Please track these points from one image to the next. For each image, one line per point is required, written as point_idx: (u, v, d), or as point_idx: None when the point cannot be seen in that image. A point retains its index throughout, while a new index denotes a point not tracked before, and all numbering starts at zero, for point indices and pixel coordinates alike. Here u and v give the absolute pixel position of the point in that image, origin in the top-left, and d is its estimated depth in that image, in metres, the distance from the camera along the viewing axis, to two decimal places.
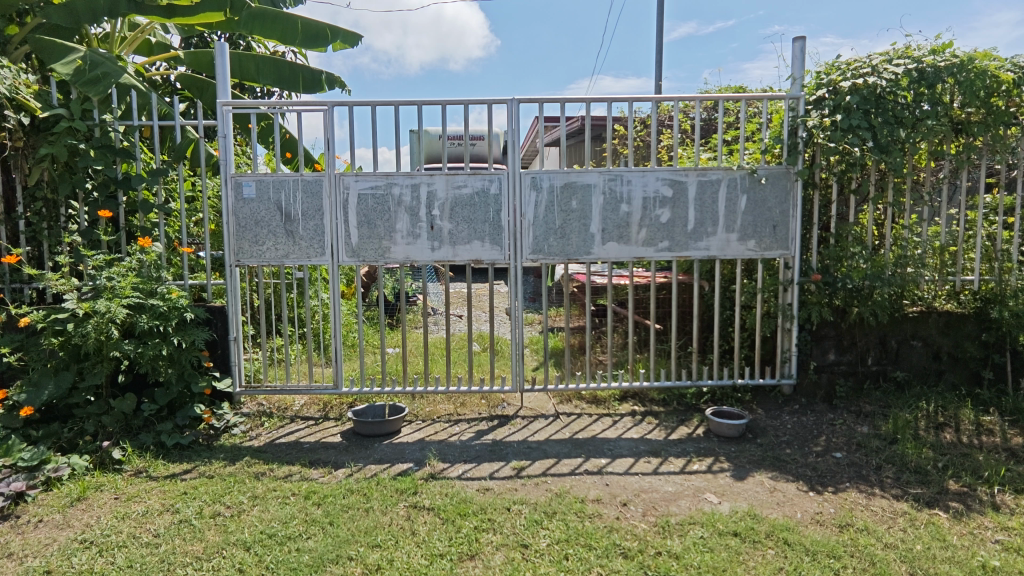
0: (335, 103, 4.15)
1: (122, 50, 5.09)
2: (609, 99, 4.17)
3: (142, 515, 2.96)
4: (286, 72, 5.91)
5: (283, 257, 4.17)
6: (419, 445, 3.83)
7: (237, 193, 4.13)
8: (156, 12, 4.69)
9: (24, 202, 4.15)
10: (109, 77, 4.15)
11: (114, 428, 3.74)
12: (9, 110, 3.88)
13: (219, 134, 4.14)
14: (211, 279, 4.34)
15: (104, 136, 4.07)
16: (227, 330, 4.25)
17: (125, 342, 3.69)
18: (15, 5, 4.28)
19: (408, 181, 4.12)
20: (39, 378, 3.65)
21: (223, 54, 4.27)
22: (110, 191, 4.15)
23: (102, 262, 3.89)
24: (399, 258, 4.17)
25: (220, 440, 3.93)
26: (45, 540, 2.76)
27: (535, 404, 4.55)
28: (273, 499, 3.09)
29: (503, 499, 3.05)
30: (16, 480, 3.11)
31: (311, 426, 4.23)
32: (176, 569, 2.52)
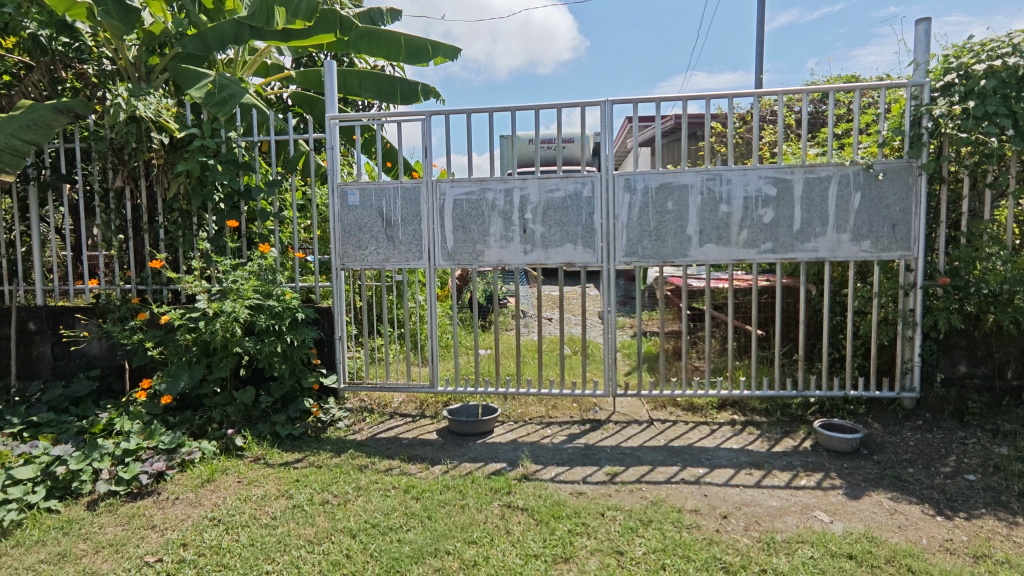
0: (433, 112, 4.32)
1: (244, 73, 5.58)
2: (706, 97, 4.03)
3: (261, 498, 3.22)
4: (386, 85, 6.20)
5: (384, 261, 4.39)
6: (512, 446, 3.88)
7: (343, 201, 4.40)
8: (274, 36, 5.18)
9: (164, 213, 4.67)
10: (235, 98, 4.53)
11: (236, 417, 4.09)
12: (153, 131, 4.38)
13: (327, 147, 4.43)
14: (319, 282, 4.65)
15: (229, 152, 4.49)
16: (333, 329, 4.53)
17: (246, 339, 4.04)
18: (157, 38, 4.79)
19: (502, 186, 4.20)
20: (176, 370, 4.06)
21: (330, 72, 4.57)
22: (234, 202, 4.57)
23: (229, 266, 4.29)
24: (493, 261, 4.25)
25: (327, 433, 4.20)
26: (182, 516, 3.08)
27: (628, 409, 4.47)
28: (375, 491, 3.26)
29: (597, 504, 3.03)
30: (157, 460, 3.48)
31: (408, 423, 4.42)
32: (291, 550, 2.72)
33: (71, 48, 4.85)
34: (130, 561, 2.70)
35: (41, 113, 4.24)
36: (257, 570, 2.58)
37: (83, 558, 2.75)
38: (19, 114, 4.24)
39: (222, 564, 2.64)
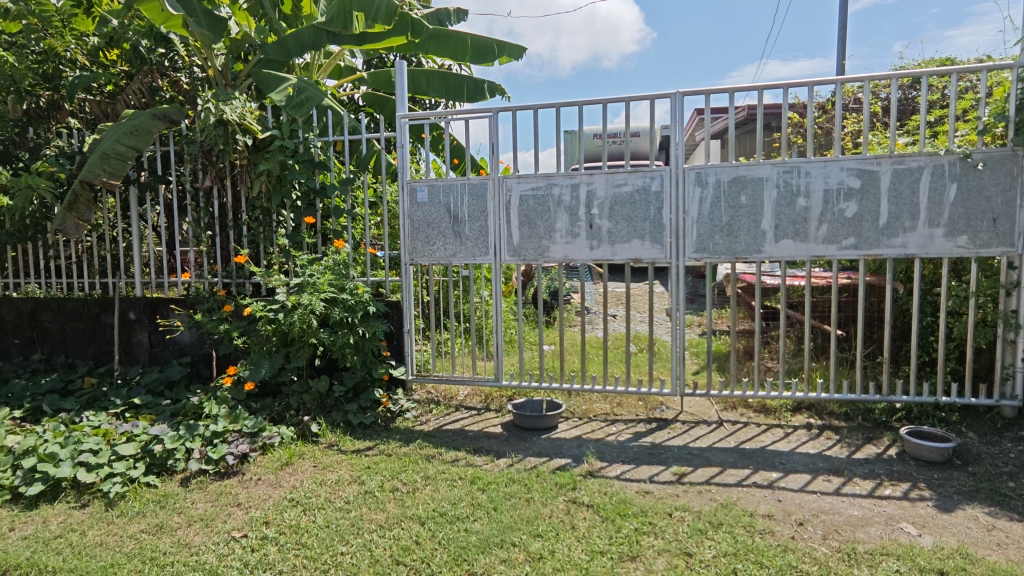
0: (500, 109, 4.35)
1: (319, 76, 5.83)
2: (784, 86, 3.86)
3: (336, 482, 3.37)
4: (453, 84, 6.31)
5: (451, 256, 4.48)
6: (577, 442, 3.87)
7: (413, 198, 4.52)
8: (350, 41, 5.42)
9: (247, 211, 4.95)
10: (311, 100, 4.81)
11: (312, 405, 4.29)
12: (239, 133, 4.62)
13: (397, 145, 4.56)
14: (389, 277, 4.81)
15: (306, 151, 4.72)
16: (402, 323, 4.67)
17: (321, 331, 4.22)
18: (241, 46, 5.08)
19: (568, 181, 4.19)
20: (257, 358, 4.30)
21: (401, 72, 4.70)
22: (310, 200, 4.79)
23: (307, 261, 4.51)
24: (558, 257, 4.24)
25: (396, 423, 4.34)
26: (264, 496, 3.27)
27: (696, 409, 4.37)
28: (443, 480, 3.34)
29: (664, 503, 2.98)
30: (242, 442, 3.71)
31: (473, 416, 4.49)
32: (363, 533, 2.83)
33: (167, 58, 5.17)
34: (219, 535, 2.90)
35: (142, 119, 4.60)
36: (333, 550, 2.71)
37: (177, 530, 2.97)
38: (124, 121, 4.62)
39: (301, 542, 2.78)
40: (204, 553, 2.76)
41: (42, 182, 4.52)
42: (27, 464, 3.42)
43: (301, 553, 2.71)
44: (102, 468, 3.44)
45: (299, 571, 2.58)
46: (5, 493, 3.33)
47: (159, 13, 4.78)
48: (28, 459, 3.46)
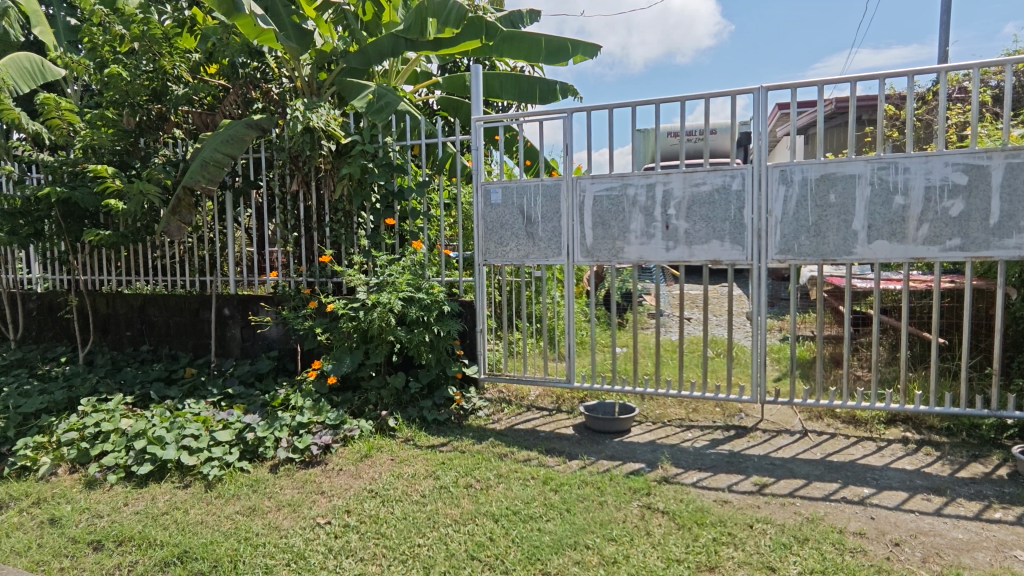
0: (574, 110, 4.35)
1: (398, 82, 6.03)
2: (879, 77, 3.62)
3: (412, 476, 3.48)
4: (525, 86, 6.35)
5: (524, 257, 4.51)
6: (651, 447, 3.80)
7: (487, 199, 4.60)
8: (427, 47, 5.56)
9: (330, 213, 5.20)
10: (390, 106, 4.96)
11: (389, 400, 4.44)
12: (323, 139, 4.85)
13: (473, 148, 4.64)
14: (462, 277, 4.92)
15: (386, 156, 4.91)
16: (475, 322, 4.75)
17: (398, 329, 4.35)
18: (326, 57, 5.40)
19: (644, 181, 4.13)
20: (340, 353, 4.48)
21: (477, 76, 4.79)
22: (389, 202, 4.97)
23: (386, 261, 4.69)
24: (632, 258, 4.18)
25: (469, 420, 4.42)
26: (346, 486, 3.42)
27: (778, 418, 4.18)
28: (515, 479, 3.37)
29: (744, 514, 2.87)
30: (325, 434, 3.91)
31: (545, 416, 4.51)
32: (439, 527, 2.90)
33: (258, 70, 5.49)
34: (306, 520, 3.06)
35: (237, 128, 4.92)
36: (410, 542, 2.79)
37: (268, 513, 3.17)
38: (221, 131, 4.96)
39: (380, 532, 2.89)
40: (292, 537, 2.92)
41: (150, 188, 4.93)
42: (138, 446, 3.76)
43: (381, 542, 2.81)
44: (202, 452, 3.72)
45: (379, 560, 2.69)
46: (120, 472, 3.67)
47: (253, 29, 4.99)
48: (139, 442, 3.80)
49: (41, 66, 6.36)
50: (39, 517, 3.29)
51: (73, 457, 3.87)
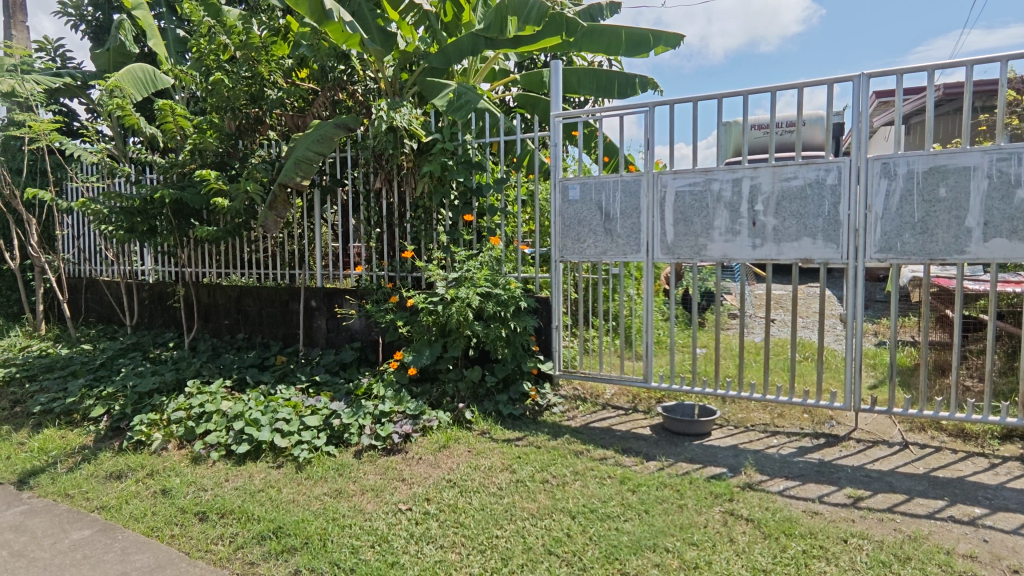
0: (656, 104, 4.25)
1: (477, 80, 6.13)
2: (999, 59, 3.30)
3: (489, 469, 3.53)
4: (604, 80, 6.27)
5: (602, 254, 4.46)
6: (733, 452, 3.67)
7: (564, 195, 4.59)
8: (506, 45, 5.62)
9: (411, 210, 5.35)
10: (470, 104, 4.99)
11: (466, 393, 4.52)
12: (406, 138, 4.98)
13: (551, 144, 4.63)
14: (539, 273, 4.93)
15: (465, 153, 5.00)
16: (551, 319, 4.76)
17: (476, 323, 4.42)
18: (410, 58, 5.62)
19: (729, 175, 3.98)
20: (419, 346, 4.61)
21: (557, 72, 4.78)
22: (467, 199, 5.06)
23: (465, 257, 4.77)
24: (716, 256, 4.03)
25: (544, 416, 4.44)
26: (426, 474, 3.52)
27: (874, 428, 3.92)
28: (592, 477, 3.35)
29: (837, 528, 2.72)
30: (405, 423, 4.04)
31: (621, 415, 4.45)
32: (516, 520, 2.94)
33: (344, 73, 5.71)
34: (388, 505, 3.18)
35: (326, 129, 5.16)
36: (488, 533, 2.84)
37: (354, 497, 3.32)
38: (312, 131, 5.22)
39: (459, 521, 2.96)
40: (376, 520, 3.05)
41: (249, 187, 5.26)
42: (237, 427, 4.04)
43: (460, 531, 2.88)
44: (293, 435, 3.95)
45: (458, 548, 2.75)
46: (221, 450, 3.96)
47: (341, 34, 5.15)
48: (238, 423, 4.09)
49: (153, 75, 6.92)
50: (153, 487, 3.61)
51: (180, 434, 4.21)
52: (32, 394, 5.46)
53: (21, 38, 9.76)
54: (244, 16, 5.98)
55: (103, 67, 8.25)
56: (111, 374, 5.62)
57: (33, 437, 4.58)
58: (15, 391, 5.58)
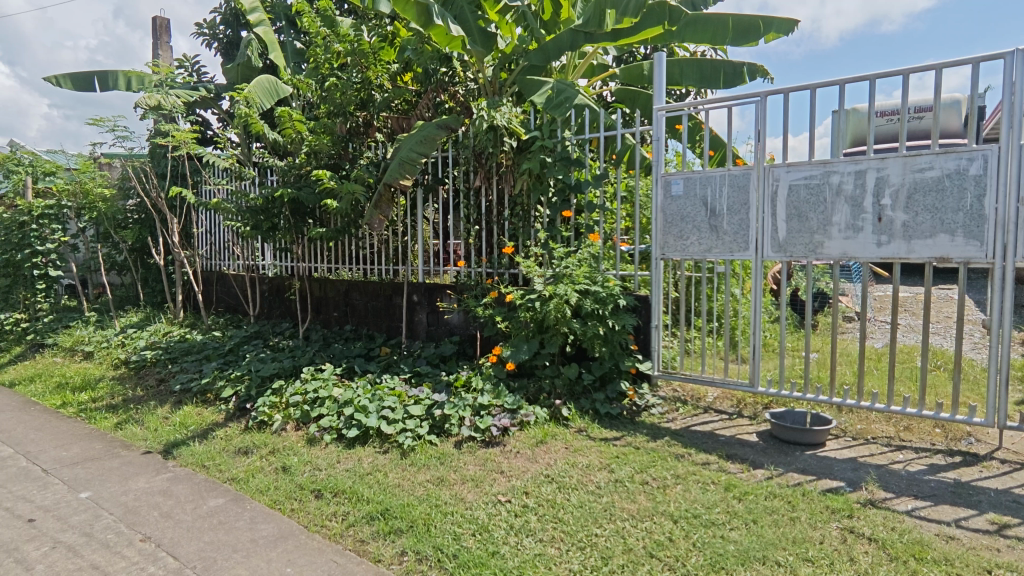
0: (768, 93, 4.03)
1: (576, 76, 6.10)
2: None
3: (587, 467, 3.52)
4: (708, 70, 6.01)
5: (706, 251, 4.29)
6: (852, 465, 3.41)
7: (667, 191, 4.46)
8: (605, 39, 5.52)
9: (509, 207, 5.42)
10: (569, 100, 4.99)
11: (562, 390, 4.54)
12: (506, 136, 5.08)
13: (653, 138, 4.52)
14: (639, 271, 4.84)
15: (564, 150, 5.00)
16: (651, 317, 4.65)
17: (574, 320, 4.41)
18: (509, 57, 5.67)
19: (851, 167, 3.69)
20: (517, 341, 4.66)
21: (660, 64, 4.65)
22: (565, 196, 5.05)
23: (563, 253, 4.77)
24: (835, 254, 3.76)
25: (642, 417, 4.36)
26: (524, 468, 3.57)
27: (1022, 448, 3.50)
28: (695, 482, 3.24)
29: (978, 556, 2.45)
30: (504, 416, 4.12)
31: (725, 420, 4.27)
32: (616, 520, 2.91)
33: (446, 75, 5.89)
34: (488, 496, 3.26)
35: (430, 129, 5.37)
36: (588, 530, 2.83)
37: (455, 485, 3.43)
38: (416, 132, 5.44)
39: (558, 517, 2.98)
40: (477, 509, 3.13)
41: (356, 188, 5.58)
42: (347, 412, 4.31)
43: (559, 527, 2.90)
44: (398, 423, 4.15)
45: (558, 543, 2.77)
46: (333, 433, 4.24)
47: (445, 38, 5.20)
48: (348, 409, 4.36)
49: (274, 85, 7.45)
50: (275, 464, 3.93)
51: (297, 417, 4.55)
52: (174, 374, 6.14)
53: (166, 56, 10.93)
54: (355, 25, 6.33)
55: (233, 80, 9.05)
56: (238, 358, 6.18)
57: (176, 413, 5.14)
58: (161, 371, 6.29)
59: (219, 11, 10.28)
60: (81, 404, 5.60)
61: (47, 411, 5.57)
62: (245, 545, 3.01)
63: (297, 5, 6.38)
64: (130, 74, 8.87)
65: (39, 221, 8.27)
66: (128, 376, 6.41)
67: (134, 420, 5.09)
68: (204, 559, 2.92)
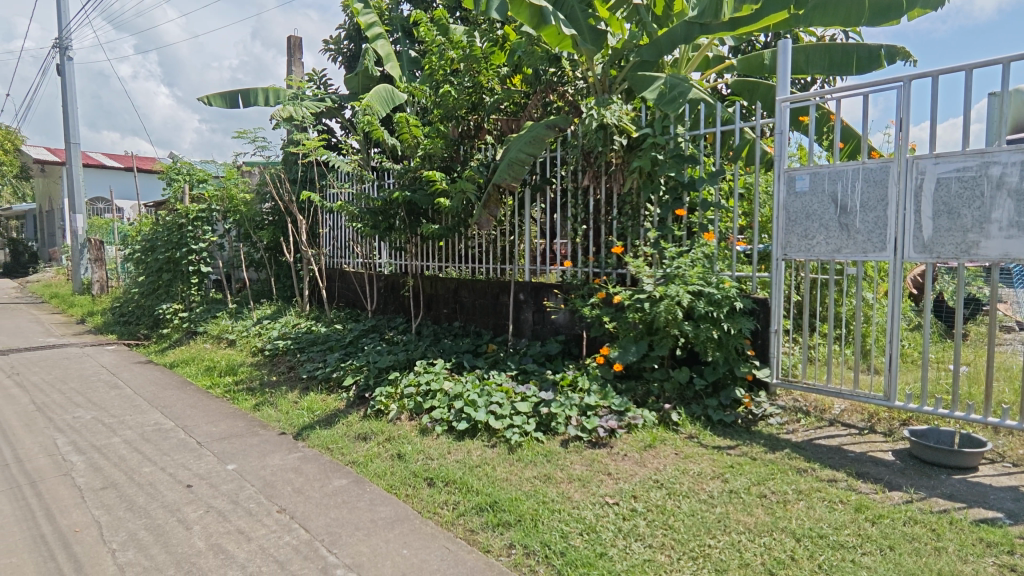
0: (912, 77, 3.66)
1: (690, 69, 5.89)
2: None
3: (698, 475, 3.39)
4: (840, 56, 5.55)
5: (835, 251, 3.97)
6: (1012, 495, 3.01)
7: (791, 187, 4.19)
8: (723, 29, 5.23)
9: (618, 207, 5.34)
10: (684, 95, 4.82)
11: (672, 394, 4.41)
12: (616, 135, 5.02)
13: (776, 131, 4.25)
14: (757, 273, 4.59)
15: (677, 146, 4.85)
16: (770, 321, 4.37)
17: (685, 323, 4.27)
18: (622, 53, 5.57)
19: (1017, 156, 3.26)
20: (625, 342, 4.57)
21: (785, 52, 4.35)
22: (678, 194, 4.90)
23: (675, 253, 4.61)
24: (993, 255, 3.34)
25: (759, 427, 4.12)
26: (632, 471, 3.52)
27: None
28: (820, 499, 3.02)
29: None
30: (611, 418, 4.08)
31: (854, 435, 3.93)
32: (731, 532, 2.78)
33: (555, 74, 5.95)
34: (595, 497, 3.24)
35: (539, 130, 5.42)
36: (701, 540, 2.73)
37: (561, 484, 3.45)
38: (525, 132, 5.52)
39: (668, 524, 2.90)
40: (584, 509, 3.12)
41: (468, 188, 5.75)
42: (457, 405, 4.48)
43: (669, 534, 2.82)
44: (506, 418, 4.24)
45: (668, 550, 2.70)
46: (444, 425, 4.42)
47: (557, 38, 5.25)
48: (458, 402, 4.53)
49: (391, 93, 7.80)
50: (391, 451, 4.17)
51: (411, 407, 4.79)
52: (302, 362, 6.71)
53: (298, 72, 11.92)
54: (468, 31, 6.54)
55: (354, 89, 9.65)
56: (357, 350, 6.62)
57: (304, 398, 5.61)
58: (291, 360, 6.89)
59: (343, 27, 11.04)
60: (227, 386, 6.28)
61: (199, 390, 6.30)
62: (367, 524, 3.22)
63: (415, 15, 6.73)
64: (268, 89, 9.77)
65: (194, 222, 9.37)
66: (263, 362, 7.10)
67: (269, 403, 5.62)
68: (331, 533, 3.16)
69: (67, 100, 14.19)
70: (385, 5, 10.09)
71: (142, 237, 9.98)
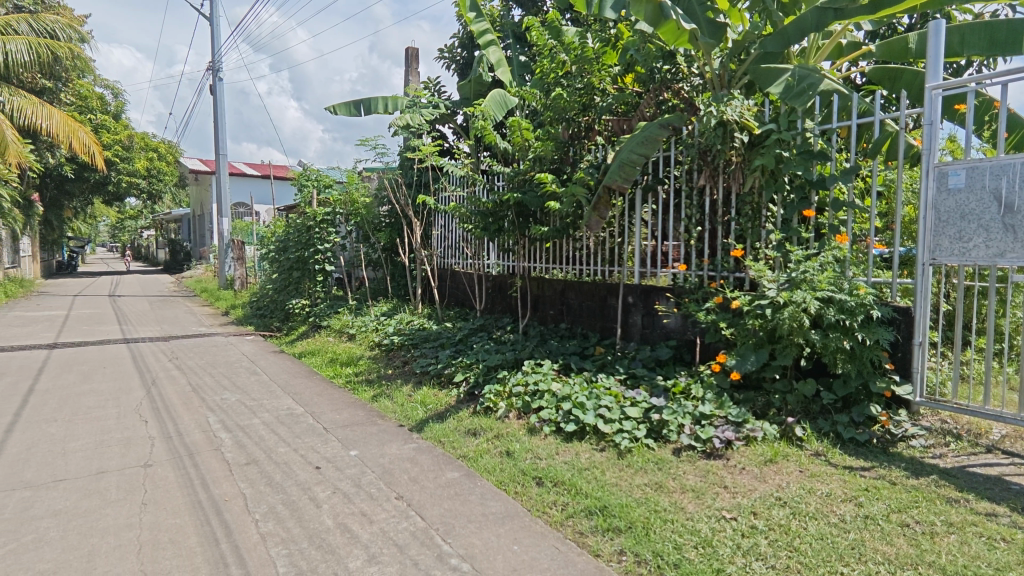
0: None
1: (821, 58, 5.47)
2: None
3: (827, 496, 3.14)
4: (1004, 34, 4.89)
5: (997, 255, 3.50)
6: None
7: (942, 183, 3.76)
8: (862, 12, 4.71)
9: (738, 207, 5.09)
10: (813, 87, 4.50)
11: (796, 407, 4.13)
12: (737, 132, 4.80)
13: (925, 122, 3.83)
14: (897, 279, 4.17)
15: (805, 142, 4.54)
16: (913, 333, 3.95)
17: (812, 332, 3.96)
18: (743, 45, 5.29)
19: None
20: (744, 350, 4.33)
21: (936, 33, 3.91)
22: (805, 193, 4.56)
23: (801, 257, 4.29)
24: None
25: (897, 448, 3.74)
26: (751, 486, 3.33)
27: None
28: (975, 534, 2.69)
29: None
30: (727, 429, 3.90)
31: (1017, 465, 3.45)
32: (867, 562, 2.55)
33: (670, 72, 5.79)
34: (711, 510, 3.11)
35: (652, 130, 5.27)
36: (831, 567, 2.54)
37: (674, 493, 3.34)
38: (638, 133, 5.39)
39: (794, 546, 2.71)
40: (699, 522, 3.00)
41: (579, 190, 5.74)
42: (565, 407, 4.49)
43: (795, 556, 2.64)
44: (615, 423, 4.19)
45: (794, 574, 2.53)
46: (552, 425, 4.45)
47: (674, 34, 5.00)
48: (566, 404, 4.54)
49: (503, 97, 8.01)
50: (500, 447, 4.27)
51: (519, 406, 4.86)
52: (415, 357, 7.06)
53: (414, 81, 12.52)
54: (581, 33, 6.50)
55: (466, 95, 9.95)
56: (466, 348, 6.85)
57: (417, 392, 5.89)
58: (405, 355, 7.28)
59: (457, 36, 11.43)
60: (348, 377, 6.74)
61: (324, 380, 6.83)
62: (479, 518, 3.32)
63: (528, 20, 6.80)
64: (388, 99, 10.36)
65: (320, 225, 10.34)
66: (381, 356, 7.56)
67: (386, 395, 5.96)
68: (445, 523, 3.29)
69: (216, 115, 15.95)
70: (497, 12, 10.32)
71: (277, 238, 10.96)
